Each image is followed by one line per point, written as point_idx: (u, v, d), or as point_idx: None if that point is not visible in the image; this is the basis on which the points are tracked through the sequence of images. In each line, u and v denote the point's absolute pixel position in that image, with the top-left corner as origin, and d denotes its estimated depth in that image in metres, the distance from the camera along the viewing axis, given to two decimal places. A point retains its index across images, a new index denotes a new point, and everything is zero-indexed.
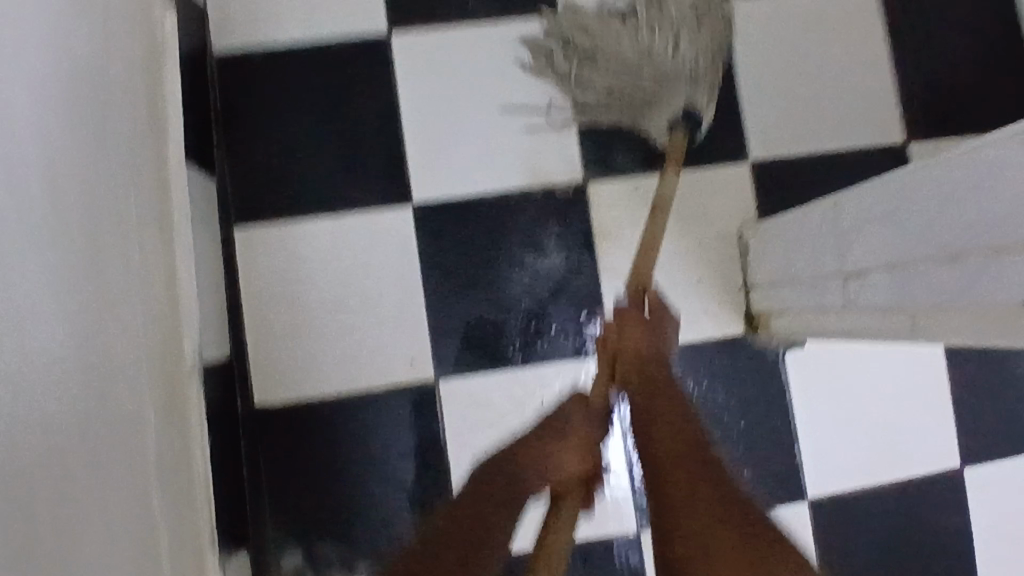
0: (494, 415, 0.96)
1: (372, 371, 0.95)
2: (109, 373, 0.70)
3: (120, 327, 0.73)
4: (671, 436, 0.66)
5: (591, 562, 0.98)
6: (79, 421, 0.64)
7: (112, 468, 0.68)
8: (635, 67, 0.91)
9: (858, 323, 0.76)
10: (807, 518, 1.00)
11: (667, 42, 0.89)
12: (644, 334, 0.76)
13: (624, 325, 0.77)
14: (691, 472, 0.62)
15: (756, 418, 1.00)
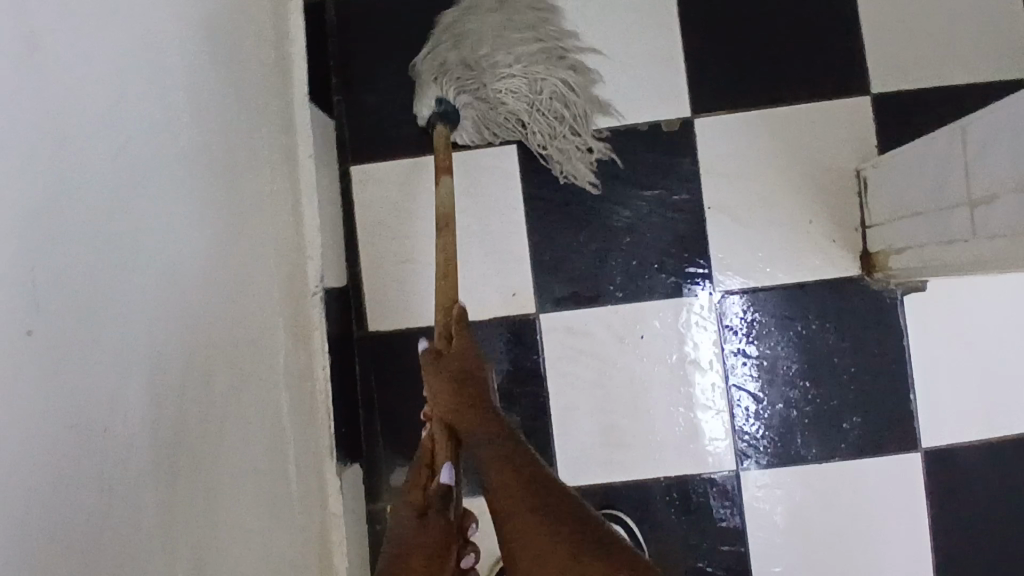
0: (592, 348, 0.98)
1: (477, 302, 1.00)
2: (243, 288, 0.78)
3: (252, 250, 0.81)
4: (492, 468, 0.64)
5: (690, 500, 0.97)
6: (220, 331, 0.72)
7: (247, 374, 0.76)
8: (486, 96, 0.90)
9: (989, 256, 0.71)
10: (921, 468, 0.95)
11: (525, 108, 0.91)
12: (456, 376, 0.73)
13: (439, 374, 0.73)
14: (514, 496, 0.60)
15: (868, 363, 0.96)
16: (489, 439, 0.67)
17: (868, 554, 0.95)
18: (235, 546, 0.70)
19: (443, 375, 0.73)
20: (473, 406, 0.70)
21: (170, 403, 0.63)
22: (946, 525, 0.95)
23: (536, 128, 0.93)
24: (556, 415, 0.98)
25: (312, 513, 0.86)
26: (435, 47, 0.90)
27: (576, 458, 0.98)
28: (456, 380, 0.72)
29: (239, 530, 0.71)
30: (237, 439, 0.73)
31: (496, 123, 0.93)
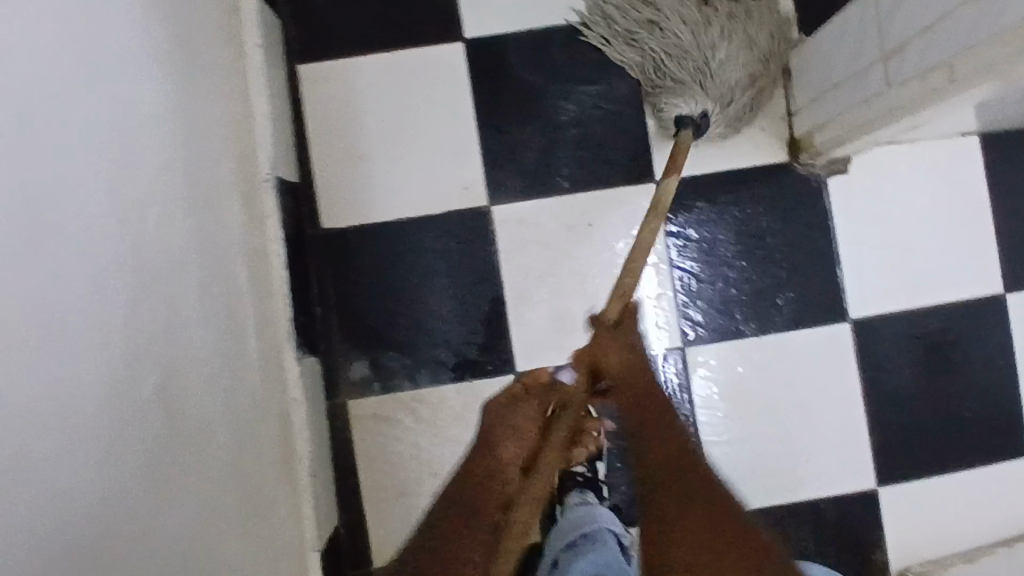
0: (542, 237, 1.02)
1: (430, 197, 1.02)
2: (200, 154, 0.78)
3: (206, 120, 0.80)
4: (664, 460, 0.72)
5: None
6: (176, 190, 0.71)
7: (205, 237, 0.76)
8: (699, 80, 0.93)
9: (902, 100, 0.78)
10: (850, 340, 1.03)
11: (739, 78, 0.94)
12: (626, 351, 0.80)
13: (607, 342, 0.80)
14: (681, 467, 0.71)
15: (799, 242, 1.03)
16: (669, 432, 0.75)
17: (802, 421, 1.02)
18: (191, 398, 0.69)
19: (616, 345, 0.80)
20: (636, 373, 0.79)
21: (134, 233, 0.63)
22: (873, 387, 1.03)
23: (735, 95, 0.94)
24: (511, 302, 1.01)
25: (270, 393, 0.86)
26: (630, 58, 0.99)
27: (530, 344, 1.01)
28: (621, 352, 0.80)
29: (198, 385, 0.70)
30: (197, 296, 0.73)
31: (732, 97, 0.94)
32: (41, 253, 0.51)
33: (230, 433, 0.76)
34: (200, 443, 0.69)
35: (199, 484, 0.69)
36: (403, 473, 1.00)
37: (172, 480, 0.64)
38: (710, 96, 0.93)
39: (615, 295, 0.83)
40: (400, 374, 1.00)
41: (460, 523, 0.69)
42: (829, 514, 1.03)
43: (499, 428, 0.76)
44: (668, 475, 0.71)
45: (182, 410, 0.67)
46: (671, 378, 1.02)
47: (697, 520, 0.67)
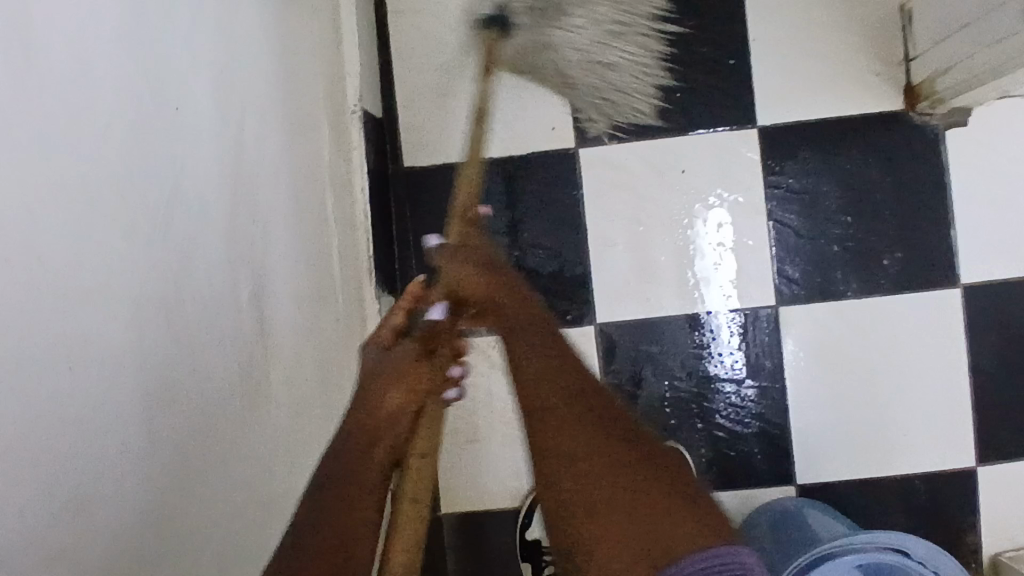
0: (632, 183, 0.97)
1: (516, 137, 0.98)
2: (292, 75, 0.76)
3: (298, 42, 0.78)
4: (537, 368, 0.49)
5: (709, 334, 0.97)
6: (271, 109, 0.70)
7: (293, 159, 0.74)
8: (543, 35, 0.80)
9: None
10: (959, 309, 0.95)
11: (608, 71, 0.86)
12: (481, 265, 0.54)
13: (459, 250, 0.55)
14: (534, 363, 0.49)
15: (909, 199, 0.95)
16: (528, 334, 0.50)
17: (900, 390, 0.96)
18: (279, 324, 0.68)
19: (465, 256, 0.54)
20: (510, 292, 0.53)
21: (229, 146, 0.61)
22: (983, 360, 0.96)
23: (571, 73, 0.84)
24: (596, 251, 0.98)
25: (351, 327, 0.85)
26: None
27: (614, 294, 0.97)
28: (485, 274, 0.53)
29: (283, 311, 0.69)
30: (284, 218, 0.71)
31: (564, 70, 0.83)
32: (155, 156, 0.50)
33: (312, 366, 0.75)
34: (280, 365, 0.68)
35: (285, 412, 0.68)
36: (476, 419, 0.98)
37: (262, 405, 0.64)
38: (551, 66, 0.82)
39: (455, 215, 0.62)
40: None
41: (341, 533, 0.47)
42: (923, 492, 0.96)
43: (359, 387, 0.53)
44: (552, 390, 0.47)
45: (270, 336, 0.66)
46: (760, 337, 0.97)
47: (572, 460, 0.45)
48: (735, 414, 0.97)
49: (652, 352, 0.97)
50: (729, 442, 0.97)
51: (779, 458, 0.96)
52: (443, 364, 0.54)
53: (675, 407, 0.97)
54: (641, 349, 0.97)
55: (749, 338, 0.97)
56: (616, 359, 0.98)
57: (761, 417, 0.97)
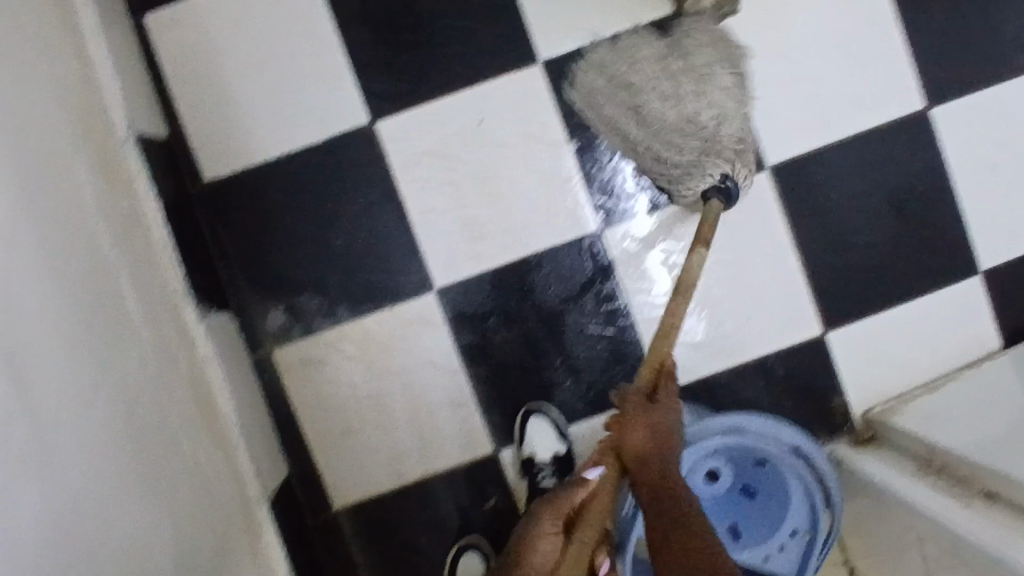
0: (433, 145, 0.97)
1: (309, 127, 0.97)
2: (42, 109, 0.72)
3: (41, 72, 0.74)
4: (653, 474, 0.70)
5: (549, 272, 0.98)
6: (18, 148, 0.66)
7: (59, 197, 0.71)
8: (686, 143, 0.88)
9: None
10: (769, 186, 0.99)
11: (663, 87, 0.89)
12: (651, 433, 0.72)
13: (637, 423, 0.73)
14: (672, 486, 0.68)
15: None
16: (660, 470, 0.70)
17: (737, 280, 0.99)
18: (81, 369, 0.65)
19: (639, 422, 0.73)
20: (663, 450, 0.72)
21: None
22: (806, 231, 0.99)
23: (685, 141, 0.88)
24: (417, 219, 0.97)
25: (175, 355, 0.83)
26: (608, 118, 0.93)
27: (445, 256, 0.98)
28: (651, 438, 0.72)
29: (84, 350, 0.67)
30: (59, 258, 0.67)
31: (714, 132, 0.88)
32: None
33: (134, 405, 0.72)
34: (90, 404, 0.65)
35: (108, 463, 0.65)
36: (343, 411, 0.98)
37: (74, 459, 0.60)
38: (694, 135, 0.88)
39: (652, 365, 0.79)
40: (318, 314, 0.97)
41: None
42: (782, 370, 1.00)
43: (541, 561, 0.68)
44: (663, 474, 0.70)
45: (70, 383, 0.63)
46: (593, 263, 0.99)
47: (687, 556, 0.61)
48: (589, 342, 0.99)
49: (496, 303, 0.98)
50: (590, 371, 0.99)
51: (639, 373, 0.99)
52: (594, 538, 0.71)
53: (529, 350, 0.99)
54: (484, 305, 0.98)
55: (585, 266, 0.99)
56: (464, 320, 0.98)
57: (616, 340, 0.99)
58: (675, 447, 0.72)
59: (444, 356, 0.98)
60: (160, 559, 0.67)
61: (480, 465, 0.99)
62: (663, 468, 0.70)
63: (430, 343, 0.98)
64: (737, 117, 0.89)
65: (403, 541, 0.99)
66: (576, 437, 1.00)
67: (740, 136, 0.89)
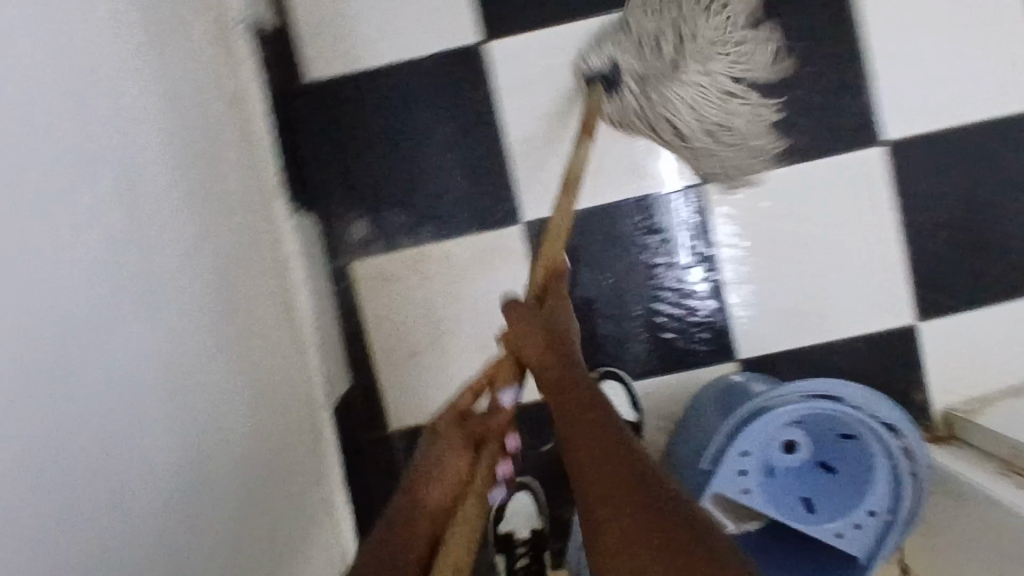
0: (543, 74, 0.94)
1: (418, 39, 0.94)
2: None
3: None
4: (564, 381, 0.65)
5: (641, 222, 0.96)
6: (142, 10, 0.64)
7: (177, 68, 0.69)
8: (657, 49, 0.88)
9: None
10: (883, 166, 0.95)
11: (671, 49, 0.88)
12: (543, 330, 0.70)
13: (531, 323, 0.71)
14: (587, 396, 0.62)
15: (822, 62, 0.94)
16: (567, 372, 0.66)
17: (834, 257, 0.95)
18: (182, 239, 0.64)
19: (529, 318, 0.71)
20: (556, 346, 0.69)
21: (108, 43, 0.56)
22: (911, 218, 0.95)
23: (679, 64, 0.87)
24: (515, 149, 0.95)
25: (262, 247, 0.82)
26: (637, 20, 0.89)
27: (537, 190, 0.95)
28: (547, 340, 0.69)
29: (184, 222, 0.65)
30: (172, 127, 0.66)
31: (626, 97, 0.90)
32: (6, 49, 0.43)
33: (224, 288, 0.71)
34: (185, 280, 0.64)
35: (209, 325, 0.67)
36: (412, 333, 0.96)
37: (169, 321, 0.60)
38: (670, 72, 0.88)
39: (541, 266, 0.80)
40: (401, 231, 0.95)
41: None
42: (866, 355, 0.96)
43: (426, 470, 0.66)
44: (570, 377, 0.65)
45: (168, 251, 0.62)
46: (682, 219, 0.96)
47: (606, 476, 0.53)
48: (674, 297, 0.96)
49: (584, 245, 0.96)
50: (668, 327, 0.97)
51: (720, 335, 0.97)
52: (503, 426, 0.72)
53: (610, 296, 0.96)
54: (572, 245, 0.96)
55: (670, 221, 0.96)
56: None
57: (698, 300, 0.96)
58: (570, 344, 0.71)
59: (520, 291, 0.96)
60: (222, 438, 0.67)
61: None
62: (563, 362, 0.67)
63: (509, 276, 0.96)
64: (642, 126, 0.90)
65: None
66: (647, 395, 0.98)
67: (628, 118, 0.91)
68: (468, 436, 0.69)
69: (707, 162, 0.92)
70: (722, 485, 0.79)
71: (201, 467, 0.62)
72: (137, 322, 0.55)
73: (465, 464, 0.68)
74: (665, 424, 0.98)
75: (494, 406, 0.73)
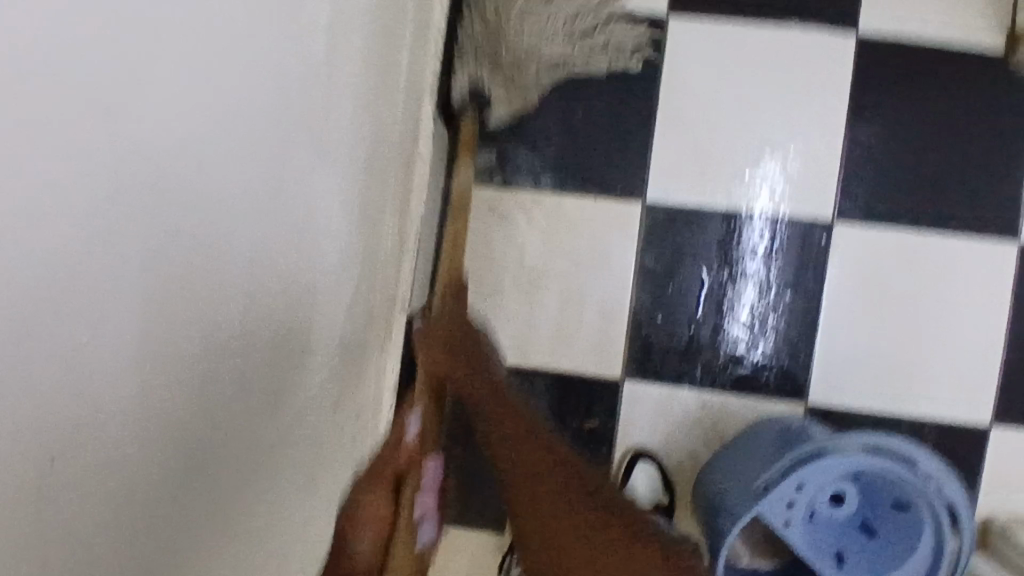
0: (712, 66, 0.94)
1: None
2: None
3: None
4: (494, 419, 0.74)
5: (756, 238, 0.95)
6: None
7: None
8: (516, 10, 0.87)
9: None
10: (1013, 261, 0.93)
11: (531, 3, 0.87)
12: (461, 359, 0.79)
13: (439, 361, 0.78)
14: (514, 431, 0.72)
15: (985, 142, 0.92)
16: (490, 392, 0.77)
17: (933, 335, 0.94)
18: (336, 95, 0.68)
19: (434, 342, 0.79)
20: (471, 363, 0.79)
21: None
22: (1020, 320, 0.93)
23: (523, 22, 0.87)
24: (661, 128, 0.95)
25: (401, 135, 0.84)
26: (469, 29, 0.91)
27: (669, 175, 0.95)
28: (466, 368, 0.78)
29: (343, 81, 0.69)
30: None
31: (509, 56, 0.88)
32: None
33: (355, 156, 0.74)
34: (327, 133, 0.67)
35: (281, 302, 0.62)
36: (504, 272, 0.97)
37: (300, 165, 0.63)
38: (540, 28, 0.88)
39: (444, 277, 0.86)
40: (527, 171, 0.96)
41: None
42: (931, 439, 0.95)
43: (361, 487, 0.66)
44: (497, 427, 0.74)
45: (323, 100, 0.65)
46: (765, 241, 0.95)
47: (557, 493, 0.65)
48: (761, 322, 0.96)
49: (691, 241, 0.95)
50: (747, 349, 0.96)
51: (793, 374, 0.96)
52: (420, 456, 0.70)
53: (701, 301, 0.96)
54: (681, 239, 0.96)
55: (756, 239, 0.95)
56: (653, 243, 0.96)
57: (785, 333, 0.95)
58: (482, 380, 0.77)
59: (617, 266, 0.96)
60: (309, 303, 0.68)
61: (598, 384, 0.98)
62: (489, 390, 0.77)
63: (612, 248, 0.96)
64: (524, 90, 0.91)
65: None
66: (706, 405, 0.97)
67: (513, 92, 0.91)
68: (394, 468, 0.67)
69: (517, 99, 0.92)
70: (768, 513, 0.77)
71: (223, 483, 0.56)
72: (248, 249, 0.55)
73: (400, 487, 0.67)
74: (713, 440, 0.97)
75: (406, 433, 0.71)
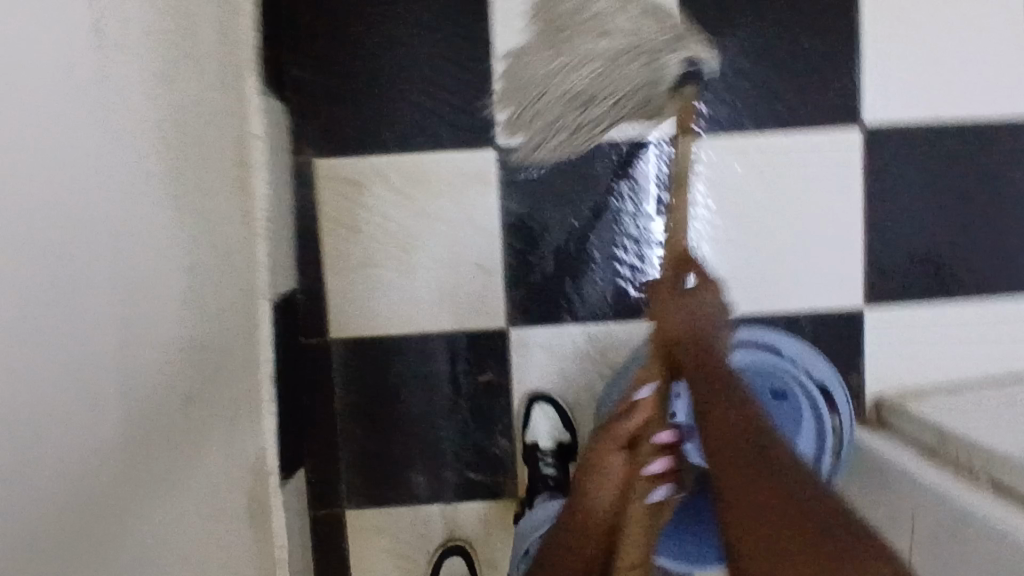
0: None
1: None
2: None
3: None
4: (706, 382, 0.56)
5: (614, 164, 0.95)
6: None
7: None
8: (590, 88, 0.85)
9: None
10: (856, 145, 0.96)
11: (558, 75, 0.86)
12: (684, 325, 0.60)
13: (663, 315, 0.60)
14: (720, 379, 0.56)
15: (814, 38, 0.94)
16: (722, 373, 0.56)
17: (796, 229, 0.97)
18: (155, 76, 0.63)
19: (673, 315, 0.60)
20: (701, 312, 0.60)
21: None
22: (871, 204, 0.97)
23: (585, 75, 0.84)
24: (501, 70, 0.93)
25: (229, 116, 0.80)
26: (610, 111, 0.87)
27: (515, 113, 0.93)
28: (692, 326, 0.59)
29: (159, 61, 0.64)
30: None
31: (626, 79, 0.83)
32: None
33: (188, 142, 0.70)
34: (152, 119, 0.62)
35: (114, 315, 0.56)
36: (369, 243, 0.95)
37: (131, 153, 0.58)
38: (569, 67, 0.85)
39: (672, 252, 0.66)
40: (373, 137, 0.94)
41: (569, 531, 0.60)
42: (807, 333, 0.98)
43: (603, 439, 0.60)
44: (709, 383, 0.56)
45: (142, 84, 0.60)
46: (637, 163, 0.95)
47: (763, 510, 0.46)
48: (631, 247, 0.96)
49: (551, 177, 0.95)
50: (624, 274, 0.97)
51: None
52: (646, 457, 0.59)
53: (572, 236, 0.96)
54: (541, 178, 0.95)
55: (613, 165, 0.95)
56: (515, 187, 0.95)
57: (658, 253, 0.96)
58: (718, 329, 0.59)
59: (484, 217, 0.95)
60: (160, 297, 0.64)
61: (486, 339, 0.97)
62: (709, 355, 0.58)
63: (475, 200, 0.95)
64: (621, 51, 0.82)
65: (392, 391, 0.97)
66: (593, 338, 0.97)
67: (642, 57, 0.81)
68: (616, 440, 0.59)
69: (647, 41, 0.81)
70: None
71: (115, 482, 0.55)
72: (88, 246, 0.52)
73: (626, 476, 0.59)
74: (605, 371, 0.98)
75: (629, 417, 0.60)
